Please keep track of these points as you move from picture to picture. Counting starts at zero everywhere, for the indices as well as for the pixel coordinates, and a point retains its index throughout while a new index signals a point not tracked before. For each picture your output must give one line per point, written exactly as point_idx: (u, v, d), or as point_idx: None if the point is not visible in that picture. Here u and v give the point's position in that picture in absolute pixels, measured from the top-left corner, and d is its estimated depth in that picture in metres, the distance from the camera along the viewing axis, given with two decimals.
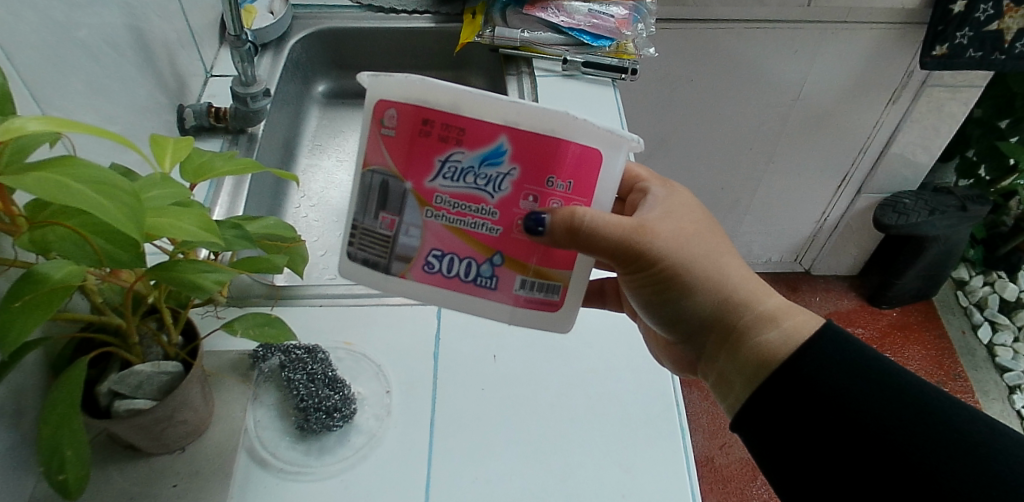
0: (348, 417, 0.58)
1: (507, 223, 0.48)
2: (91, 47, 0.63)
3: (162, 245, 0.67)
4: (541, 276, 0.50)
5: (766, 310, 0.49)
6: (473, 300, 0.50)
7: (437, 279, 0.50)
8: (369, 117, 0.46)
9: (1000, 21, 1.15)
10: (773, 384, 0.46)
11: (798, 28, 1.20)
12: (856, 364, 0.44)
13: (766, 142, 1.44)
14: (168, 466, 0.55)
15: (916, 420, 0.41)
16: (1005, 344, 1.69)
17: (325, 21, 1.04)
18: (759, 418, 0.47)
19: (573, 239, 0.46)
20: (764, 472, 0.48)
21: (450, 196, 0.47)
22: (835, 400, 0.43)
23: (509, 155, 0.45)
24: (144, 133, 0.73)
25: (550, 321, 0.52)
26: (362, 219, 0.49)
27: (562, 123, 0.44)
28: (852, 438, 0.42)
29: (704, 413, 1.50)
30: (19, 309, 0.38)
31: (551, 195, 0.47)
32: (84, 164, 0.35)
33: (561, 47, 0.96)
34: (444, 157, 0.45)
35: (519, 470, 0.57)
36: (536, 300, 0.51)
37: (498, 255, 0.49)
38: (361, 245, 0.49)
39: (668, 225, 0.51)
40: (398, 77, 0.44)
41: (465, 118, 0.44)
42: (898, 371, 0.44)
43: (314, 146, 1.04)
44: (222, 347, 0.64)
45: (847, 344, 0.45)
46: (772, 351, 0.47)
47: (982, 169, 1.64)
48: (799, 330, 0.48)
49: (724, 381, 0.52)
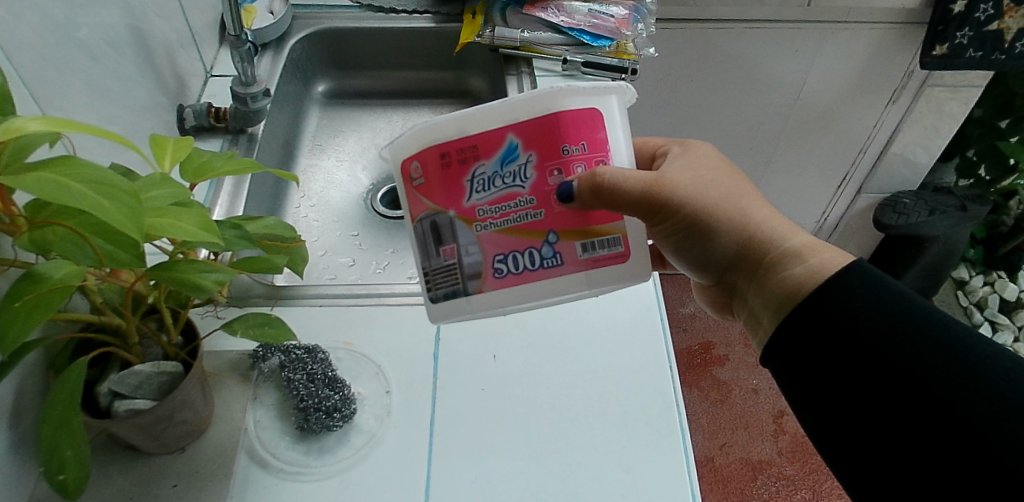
0: (348, 418, 0.58)
1: (545, 203, 0.48)
2: (90, 46, 0.63)
3: (161, 245, 0.67)
4: (596, 234, 0.49)
5: (791, 247, 0.51)
6: (551, 284, 0.50)
7: (512, 279, 0.50)
8: (401, 178, 0.50)
9: (1000, 21, 1.15)
10: (800, 314, 0.47)
11: (798, 28, 1.20)
12: (882, 297, 0.45)
13: (766, 140, 1.44)
14: (170, 465, 0.55)
15: (942, 352, 0.41)
16: (1005, 343, 1.71)
17: (325, 21, 1.04)
18: (789, 353, 0.48)
19: (600, 198, 0.46)
20: (789, 402, 0.49)
21: (490, 203, 0.48)
22: (860, 329, 0.44)
23: (522, 147, 0.47)
24: (144, 133, 0.73)
25: (625, 274, 0.51)
26: (428, 263, 0.50)
27: (552, 98, 0.46)
28: (877, 367, 0.43)
29: (704, 413, 1.50)
30: (18, 309, 0.38)
31: (572, 161, 0.47)
32: (83, 164, 0.35)
33: (560, 47, 0.96)
34: (470, 176, 0.48)
35: (519, 470, 0.57)
36: (602, 258, 0.50)
37: (552, 232, 0.49)
38: (437, 283, 0.50)
39: (686, 176, 0.53)
40: (404, 135, 0.49)
41: (474, 136, 0.47)
42: (930, 308, 0.44)
43: (314, 146, 1.04)
44: (223, 347, 0.64)
45: (876, 280, 0.46)
46: (799, 284, 0.48)
47: (982, 169, 1.63)
48: (826, 264, 0.48)
49: (754, 318, 0.54)
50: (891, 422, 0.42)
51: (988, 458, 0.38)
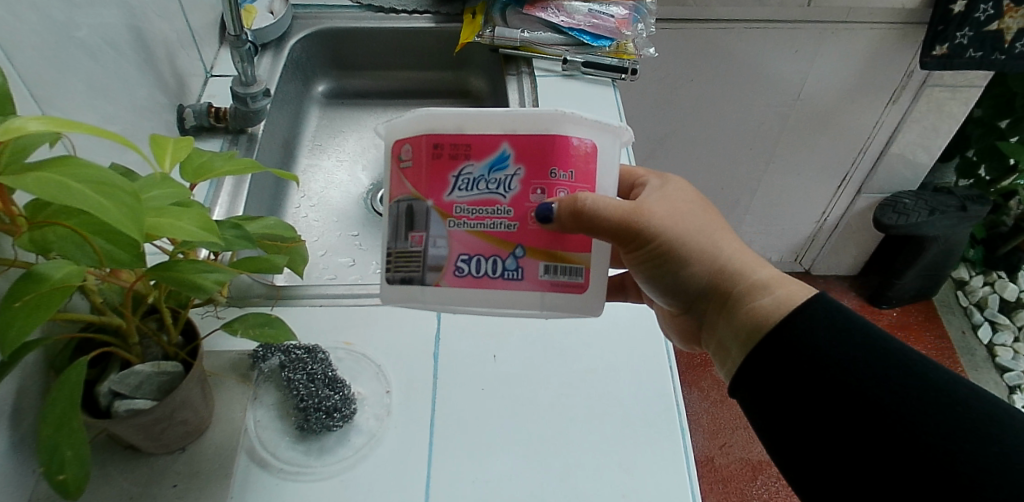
0: (349, 418, 0.58)
1: (522, 218, 0.49)
2: (91, 47, 0.63)
3: (162, 245, 0.67)
4: (563, 260, 0.50)
5: (759, 278, 0.50)
6: (505, 296, 0.50)
7: (469, 281, 0.50)
8: (390, 158, 0.51)
9: (1000, 21, 1.15)
10: (763, 350, 0.47)
11: (798, 28, 1.20)
12: (839, 328, 0.45)
13: (766, 141, 1.44)
14: (169, 465, 0.55)
15: (902, 383, 0.42)
16: (1005, 343, 1.68)
17: (325, 21, 1.04)
18: (756, 386, 0.47)
19: (580, 223, 0.47)
20: (757, 433, 0.49)
21: (467, 203, 0.49)
22: (821, 361, 0.44)
23: (513, 159, 0.48)
24: (144, 133, 0.73)
25: (581, 304, 0.50)
26: (395, 245, 0.51)
27: (556, 122, 0.47)
28: (839, 401, 0.43)
29: (704, 413, 1.50)
30: (18, 309, 0.38)
31: (557, 185, 0.48)
32: (84, 164, 0.35)
33: (560, 47, 0.96)
34: (456, 173, 0.49)
35: (519, 470, 0.57)
36: (561, 284, 0.50)
37: (519, 246, 0.49)
38: (397, 266, 0.51)
39: (663, 206, 0.53)
40: (405, 117, 0.50)
41: (470, 135, 0.48)
42: (889, 339, 0.44)
43: (314, 146, 1.04)
44: (223, 347, 0.64)
45: (838, 311, 0.46)
46: (766, 314, 0.48)
47: (982, 169, 1.63)
48: (792, 297, 0.48)
49: (724, 348, 0.53)
50: (857, 455, 0.42)
51: (946, 486, 0.38)
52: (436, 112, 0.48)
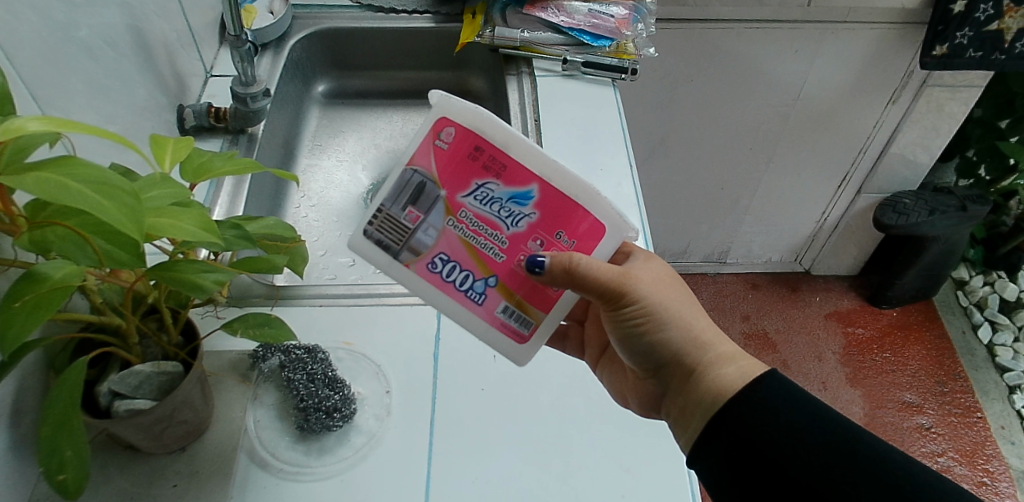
0: (348, 418, 0.58)
1: (512, 254, 0.54)
2: (90, 47, 0.63)
3: (162, 245, 0.67)
4: (521, 308, 0.55)
5: (723, 350, 0.51)
6: (457, 306, 0.56)
7: (434, 278, 0.55)
8: (428, 128, 0.52)
9: (1000, 20, 1.14)
10: (719, 422, 0.47)
11: (797, 28, 1.20)
12: (779, 399, 0.46)
13: (766, 141, 1.43)
14: (169, 465, 0.55)
15: (837, 454, 0.43)
16: (1005, 343, 1.68)
17: (325, 21, 1.04)
18: (716, 463, 0.48)
19: (571, 279, 0.50)
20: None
21: (474, 214, 0.53)
22: (761, 435, 0.45)
23: (534, 202, 0.52)
24: (144, 133, 0.73)
25: (513, 348, 0.57)
26: (390, 208, 0.54)
27: (588, 196, 0.51)
28: (778, 475, 0.44)
29: None
30: (18, 308, 0.38)
31: (555, 245, 0.53)
32: (83, 163, 0.35)
33: (560, 47, 0.96)
34: (480, 182, 0.52)
35: (519, 470, 0.57)
36: (508, 325, 0.56)
37: (494, 277, 0.55)
38: (380, 227, 0.54)
39: (649, 273, 0.54)
40: (467, 105, 0.50)
41: (510, 158, 0.51)
42: (844, 420, 0.44)
43: (314, 146, 1.04)
44: (223, 347, 0.64)
45: (792, 392, 0.47)
46: (732, 382, 0.48)
47: (982, 169, 1.63)
48: (754, 369, 0.49)
49: (685, 414, 0.51)
50: None
51: None
52: (495, 121, 0.50)
